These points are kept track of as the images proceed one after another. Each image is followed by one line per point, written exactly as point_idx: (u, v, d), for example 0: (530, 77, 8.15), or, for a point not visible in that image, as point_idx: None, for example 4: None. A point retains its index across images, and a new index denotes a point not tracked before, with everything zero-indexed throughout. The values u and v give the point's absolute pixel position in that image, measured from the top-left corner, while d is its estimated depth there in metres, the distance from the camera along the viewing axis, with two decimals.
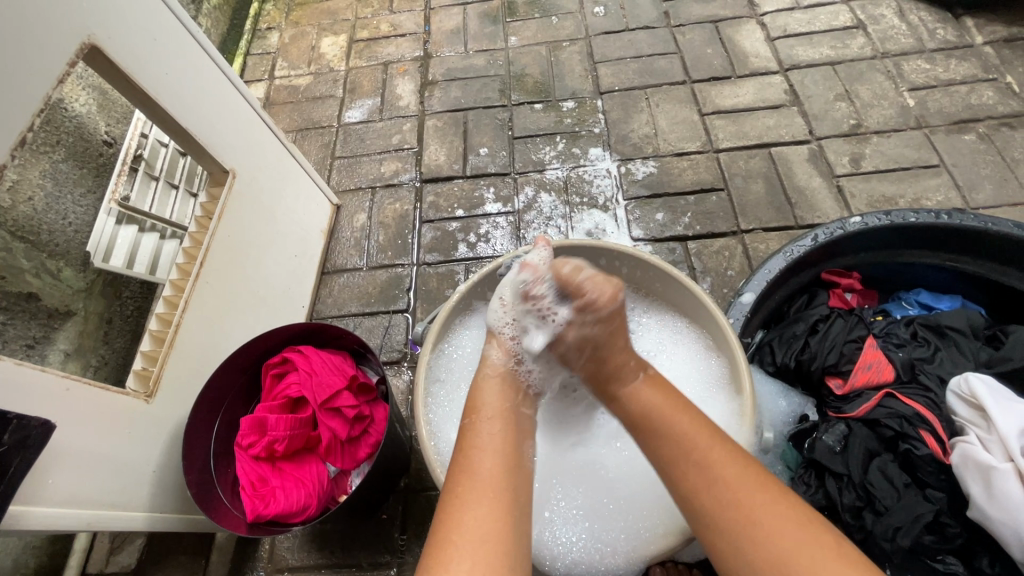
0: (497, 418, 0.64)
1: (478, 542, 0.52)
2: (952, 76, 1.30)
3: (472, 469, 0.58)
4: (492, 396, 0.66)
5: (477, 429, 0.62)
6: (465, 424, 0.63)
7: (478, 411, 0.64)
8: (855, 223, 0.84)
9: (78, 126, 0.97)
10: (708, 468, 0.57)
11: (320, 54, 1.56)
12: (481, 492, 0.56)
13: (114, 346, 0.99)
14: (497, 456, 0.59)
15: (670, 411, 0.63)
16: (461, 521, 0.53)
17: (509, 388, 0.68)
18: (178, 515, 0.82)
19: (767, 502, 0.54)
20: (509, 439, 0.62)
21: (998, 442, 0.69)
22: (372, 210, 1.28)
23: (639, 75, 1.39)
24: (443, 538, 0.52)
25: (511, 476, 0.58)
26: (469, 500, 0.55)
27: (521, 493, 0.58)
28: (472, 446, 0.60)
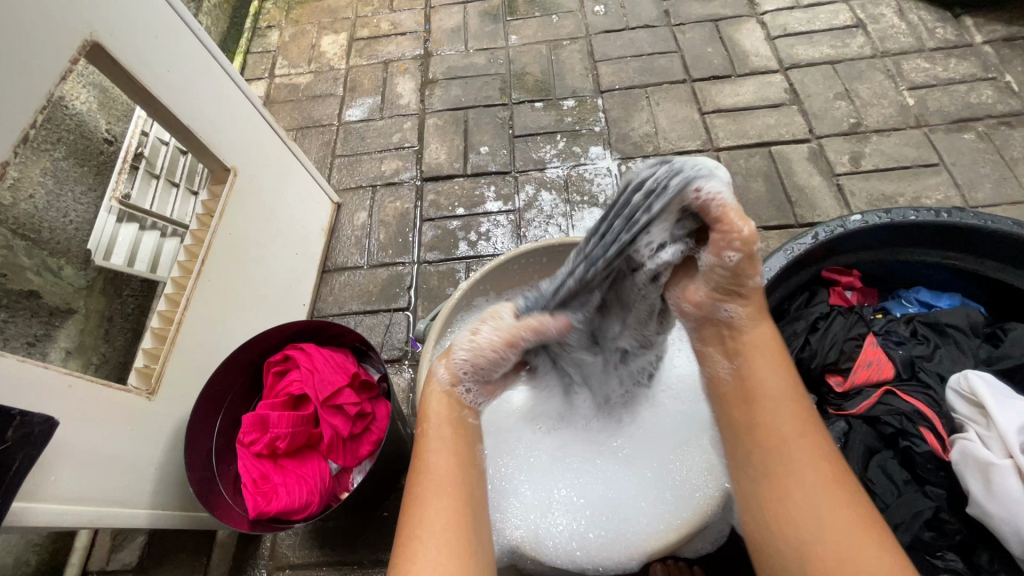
0: (445, 425, 0.61)
1: (436, 557, 0.51)
2: (951, 75, 1.30)
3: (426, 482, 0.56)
4: (443, 403, 0.62)
5: (431, 438, 0.59)
6: (418, 433, 0.61)
7: (429, 418, 0.61)
8: (855, 221, 0.84)
9: (79, 124, 0.96)
10: (782, 437, 0.55)
11: (321, 52, 1.56)
12: (438, 505, 0.54)
13: (114, 344, 0.99)
14: (447, 465, 0.57)
15: (774, 368, 0.58)
16: (419, 541, 0.52)
17: (456, 399, 0.63)
18: (180, 512, 0.82)
19: (830, 494, 0.52)
20: (459, 445, 0.60)
21: (998, 439, 0.70)
22: (373, 209, 1.28)
23: (639, 74, 1.39)
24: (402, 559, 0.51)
25: (467, 481, 0.57)
26: (423, 517, 0.53)
27: (476, 497, 0.57)
28: (425, 458, 0.58)
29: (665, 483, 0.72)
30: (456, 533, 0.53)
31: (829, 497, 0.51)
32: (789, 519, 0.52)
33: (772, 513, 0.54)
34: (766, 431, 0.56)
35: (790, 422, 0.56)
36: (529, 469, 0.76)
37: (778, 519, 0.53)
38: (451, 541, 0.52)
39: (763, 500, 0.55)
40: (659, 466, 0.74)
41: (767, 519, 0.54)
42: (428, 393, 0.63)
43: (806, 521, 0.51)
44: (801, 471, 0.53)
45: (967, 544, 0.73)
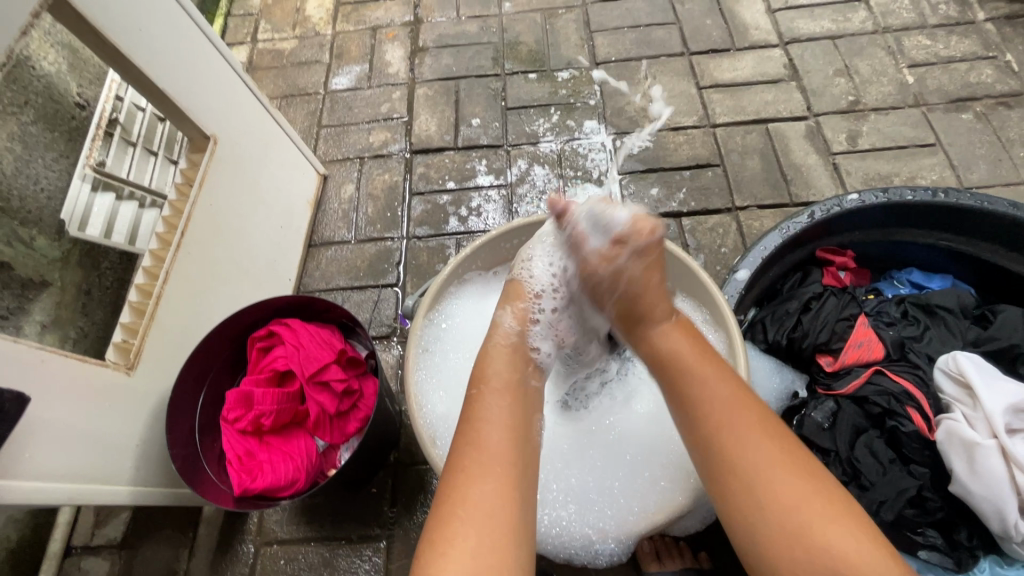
0: (506, 391, 0.61)
1: (483, 522, 0.51)
2: (952, 53, 1.28)
3: (479, 440, 0.56)
4: (500, 363, 0.64)
5: (488, 396, 0.60)
6: (473, 393, 0.61)
7: (487, 381, 0.62)
8: (852, 201, 0.83)
9: (47, 87, 0.87)
10: (733, 426, 0.56)
11: (306, 17, 1.49)
12: (483, 468, 0.54)
13: (93, 318, 0.94)
14: (506, 429, 0.58)
15: (699, 361, 0.60)
16: (464, 497, 0.52)
17: (518, 357, 0.65)
18: (163, 488, 0.81)
19: (791, 469, 0.53)
20: (515, 415, 0.59)
21: (982, 419, 0.71)
22: (361, 181, 1.24)
23: (636, 46, 1.35)
24: (448, 511, 0.52)
25: (517, 449, 0.57)
26: (477, 474, 0.53)
27: (528, 470, 0.56)
28: (480, 418, 0.58)
29: (654, 466, 0.72)
30: (500, 499, 0.52)
31: (799, 494, 0.52)
32: (772, 524, 0.52)
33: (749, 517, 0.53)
34: (718, 423, 0.57)
35: (734, 401, 0.57)
36: None
37: (772, 536, 0.51)
38: (501, 507, 0.52)
39: (728, 498, 0.55)
40: (646, 449, 0.74)
41: (740, 522, 0.53)
42: (488, 349, 0.66)
43: (776, 509, 0.52)
44: (766, 457, 0.54)
45: (947, 521, 0.75)
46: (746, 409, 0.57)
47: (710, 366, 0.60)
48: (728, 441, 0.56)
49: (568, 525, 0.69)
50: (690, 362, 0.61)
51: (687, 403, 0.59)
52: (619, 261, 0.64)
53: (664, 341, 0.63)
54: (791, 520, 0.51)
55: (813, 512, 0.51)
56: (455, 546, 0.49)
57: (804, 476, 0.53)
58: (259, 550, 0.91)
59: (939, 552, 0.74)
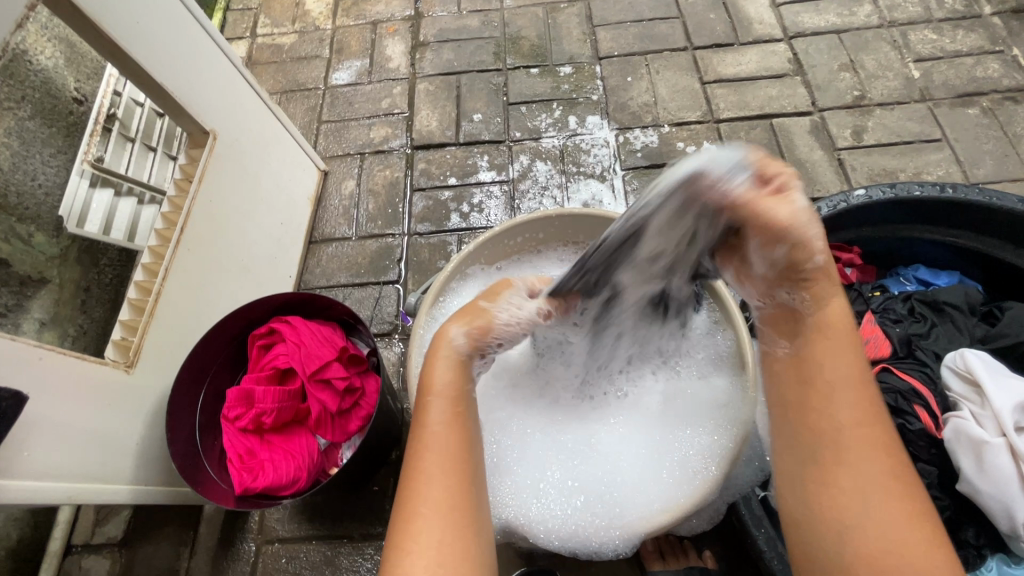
0: (451, 399, 0.57)
1: (435, 538, 0.50)
2: (959, 47, 1.26)
3: (431, 444, 0.55)
4: (449, 371, 0.58)
5: (432, 407, 0.57)
6: (421, 403, 0.57)
7: (432, 390, 0.57)
8: (859, 196, 0.82)
9: (44, 81, 0.88)
10: (839, 415, 0.54)
11: (305, 11, 1.48)
12: (438, 472, 0.53)
13: (92, 316, 0.94)
14: (454, 438, 0.55)
15: (842, 350, 0.55)
16: (420, 502, 0.51)
17: (464, 366, 0.59)
18: (163, 487, 0.80)
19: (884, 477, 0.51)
20: (461, 424, 0.57)
21: (991, 417, 0.70)
22: (361, 177, 1.23)
23: (639, 40, 1.34)
24: (400, 527, 0.51)
25: (469, 449, 0.56)
26: (424, 489, 0.52)
27: (476, 481, 0.55)
28: (426, 429, 0.55)
29: (663, 467, 0.71)
30: (457, 501, 0.52)
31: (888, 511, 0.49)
32: (845, 523, 0.50)
33: (825, 505, 0.52)
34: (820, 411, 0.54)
35: (854, 394, 0.54)
36: (521, 444, 0.75)
37: (839, 533, 0.50)
38: (449, 520, 0.51)
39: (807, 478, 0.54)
40: (652, 448, 0.74)
41: (816, 509, 0.52)
42: (437, 358, 0.59)
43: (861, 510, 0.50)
44: (862, 456, 0.52)
45: (955, 521, 0.74)
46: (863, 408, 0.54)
47: (852, 356, 0.55)
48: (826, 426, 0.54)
49: (572, 522, 0.68)
50: (824, 342, 0.56)
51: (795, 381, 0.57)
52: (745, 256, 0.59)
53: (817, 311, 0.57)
54: (865, 525, 0.49)
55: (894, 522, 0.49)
56: (407, 563, 0.49)
57: (894, 487, 0.51)
58: (260, 548, 0.90)
59: None
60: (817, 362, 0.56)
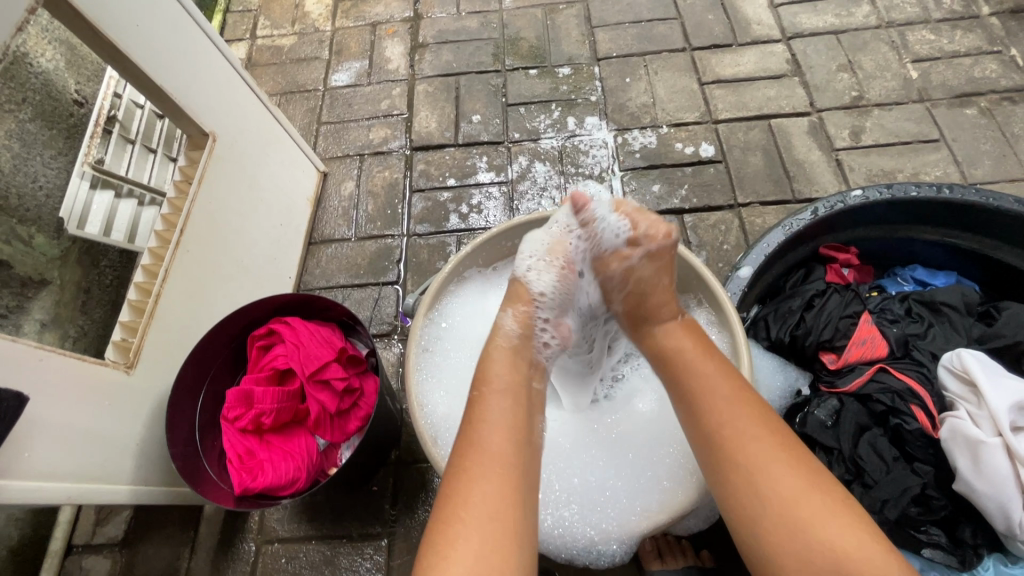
0: (509, 393, 0.60)
1: (484, 527, 0.50)
2: (957, 47, 1.27)
3: (481, 442, 0.55)
4: (502, 369, 0.62)
5: (489, 400, 0.59)
6: (476, 395, 0.60)
7: (489, 382, 0.61)
8: (856, 197, 0.82)
9: (45, 84, 0.89)
10: (739, 428, 0.56)
11: (305, 13, 1.48)
12: (490, 466, 0.54)
13: (93, 317, 0.94)
14: (509, 431, 0.57)
15: (695, 352, 0.63)
16: (467, 498, 0.52)
17: (518, 359, 0.64)
18: (162, 487, 0.80)
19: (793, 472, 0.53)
20: (518, 417, 0.58)
21: (987, 417, 0.70)
22: (361, 178, 1.23)
23: (638, 41, 1.34)
24: (449, 515, 0.51)
25: (521, 451, 0.56)
26: (477, 478, 0.53)
27: (529, 473, 0.56)
28: (483, 420, 0.57)
29: (657, 466, 0.72)
30: (505, 502, 0.52)
31: (787, 479, 0.52)
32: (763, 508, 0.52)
33: (739, 496, 0.54)
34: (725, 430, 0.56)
35: (740, 404, 0.57)
36: None
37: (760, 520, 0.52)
38: (500, 509, 0.51)
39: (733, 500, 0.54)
40: (648, 449, 0.74)
41: (732, 504, 0.54)
42: (491, 352, 0.64)
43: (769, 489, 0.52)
44: (771, 460, 0.54)
45: (951, 520, 0.74)
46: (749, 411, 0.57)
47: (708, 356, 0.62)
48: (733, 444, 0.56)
49: (569, 523, 0.68)
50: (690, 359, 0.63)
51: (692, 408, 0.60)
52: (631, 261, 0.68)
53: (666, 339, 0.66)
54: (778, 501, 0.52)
55: (824, 516, 0.50)
56: (454, 551, 0.49)
57: (805, 478, 0.53)
58: (260, 548, 0.91)
59: (942, 550, 0.74)
60: (686, 374, 0.61)
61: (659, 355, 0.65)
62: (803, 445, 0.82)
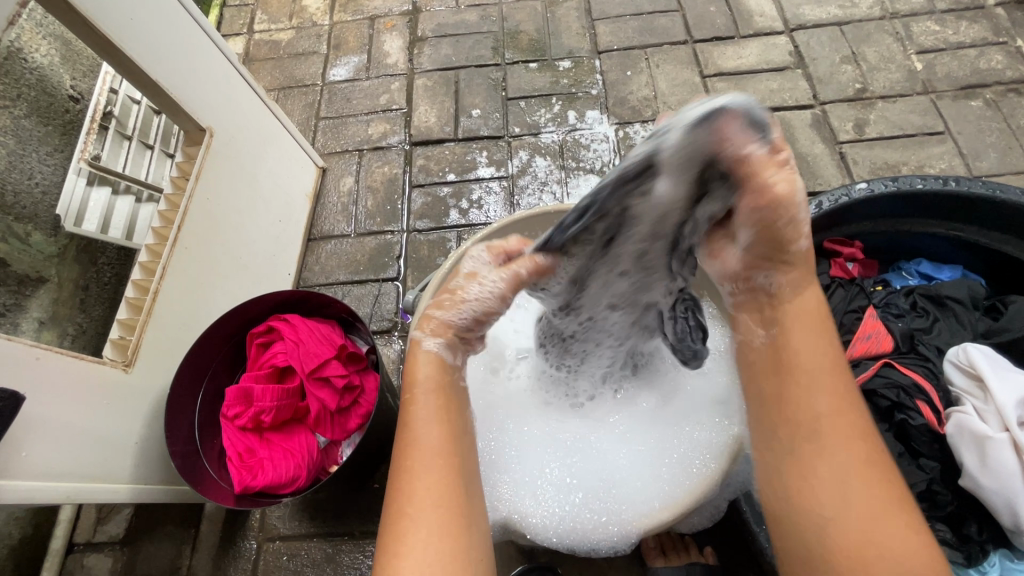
0: (436, 390, 0.57)
1: (428, 524, 0.50)
2: (962, 38, 1.25)
3: (414, 446, 0.53)
4: (437, 367, 0.59)
5: (418, 402, 0.56)
6: (406, 398, 0.57)
7: (417, 384, 0.57)
8: (861, 190, 0.81)
9: (41, 79, 0.87)
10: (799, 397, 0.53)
11: (303, 7, 1.47)
12: (427, 471, 0.52)
13: (92, 314, 0.94)
14: (441, 427, 0.55)
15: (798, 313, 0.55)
16: (410, 501, 0.51)
17: None
18: (162, 486, 0.80)
19: (847, 447, 0.51)
20: (447, 411, 0.57)
21: (995, 413, 0.69)
22: (360, 174, 1.22)
23: (639, 34, 1.33)
24: (398, 518, 0.50)
25: (457, 451, 0.55)
26: (417, 479, 0.51)
27: (465, 467, 0.55)
28: (412, 421, 0.55)
29: (660, 462, 0.71)
30: (449, 499, 0.51)
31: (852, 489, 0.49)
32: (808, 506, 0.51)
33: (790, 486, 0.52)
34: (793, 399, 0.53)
35: (814, 378, 0.53)
36: (518, 443, 0.75)
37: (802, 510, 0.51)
38: (446, 506, 0.51)
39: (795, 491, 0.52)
40: (652, 445, 0.73)
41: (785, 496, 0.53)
42: (418, 355, 0.59)
43: (819, 485, 0.50)
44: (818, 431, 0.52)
45: (958, 516, 0.74)
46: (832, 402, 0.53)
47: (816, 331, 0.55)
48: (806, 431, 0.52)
49: (572, 522, 0.68)
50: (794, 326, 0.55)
51: (768, 370, 0.56)
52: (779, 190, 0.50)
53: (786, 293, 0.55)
54: (823, 500, 0.50)
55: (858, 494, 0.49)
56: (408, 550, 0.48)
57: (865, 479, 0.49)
58: (261, 546, 0.91)
59: (949, 546, 0.73)
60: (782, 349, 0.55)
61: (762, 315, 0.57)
62: None
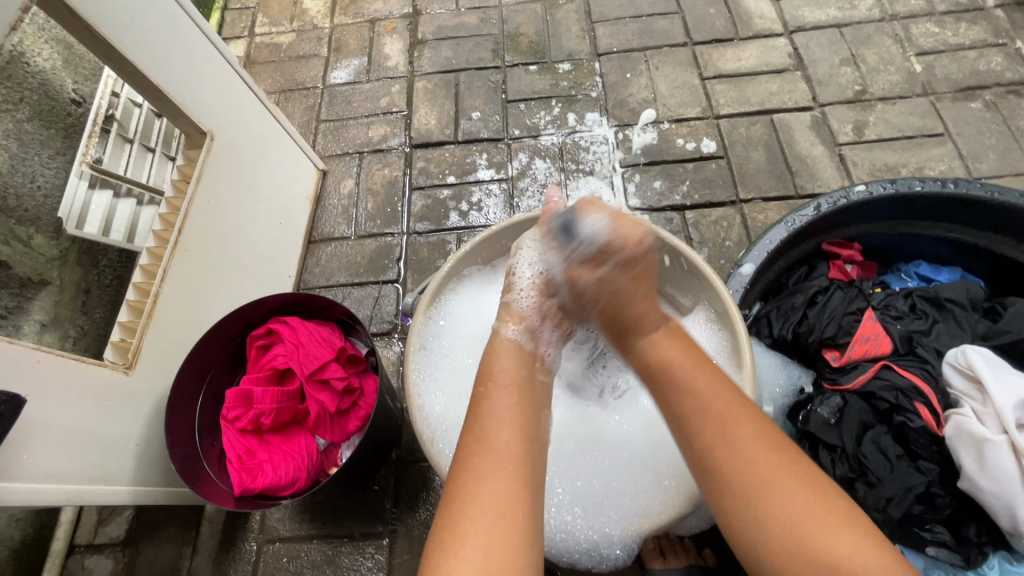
0: (512, 387, 0.60)
1: (486, 521, 0.50)
2: (961, 40, 1.25)
3: (487, 440, 0.55)
4: (509, 362, 0.63)
5: (493, 397, 0.59)
6: (481, 391, 0.60)
7: (493, 377, 0.61)
8: (859, 192, 0.81)
9: (43, 83, 0.89)
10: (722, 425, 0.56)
11: (303, 10, 1.47)
12: (495, 467, 0.54)
13: (93, 317, 0.95)
14: (514, 426, 0.57)
15: (682, 360, 0.61)
16: (476, 495, 0.52)
17: (522, 356, 0.65)
18: (162, 487, 0.80)
19: (779, 461, 0.54)
20: (523, 411, 0.59)
21: (993, 415, 0.70)
22: (361, 176, 1.23)
23: (639, 36, 1.33)
24: (457, 511, 0.51)
25: (529, 451, 0.56)
26: (485, 473, 0.53)
27: (535, 467, 0.56)
28: (487, 414, 0.58)
29: (660, 465, 0.71)
30: (509, 498, 0.52)
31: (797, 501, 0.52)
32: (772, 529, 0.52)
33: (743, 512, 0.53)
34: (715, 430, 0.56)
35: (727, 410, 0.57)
36: None
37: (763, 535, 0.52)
38: (508, 505, 0.52)
39: (730, 519, 0.54)
40: (651, 447, 0.73)
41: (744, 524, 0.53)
42: (496, 348, 0.65)
43: (772, 505, 0.52)
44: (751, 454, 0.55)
45: (956, 519, 0.74)
46: (744, 413, 0.57)
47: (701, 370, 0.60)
48: (725, 454, 0.55)
49: (573, 527, 0.68)
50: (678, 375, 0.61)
51: (676, 413, 0.59)
52: (604, 270, 0.65)
53: (651, 351, 0.63)
54: (780, 517, 0.52)
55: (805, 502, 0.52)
56: (463, 544, 0.49)
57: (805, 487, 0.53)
58: (261, 548, 0.91)
59: (947, 549, 0.73)
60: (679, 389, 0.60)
61: (646, 367, 0.63)
62: (806, 441, 0.82)
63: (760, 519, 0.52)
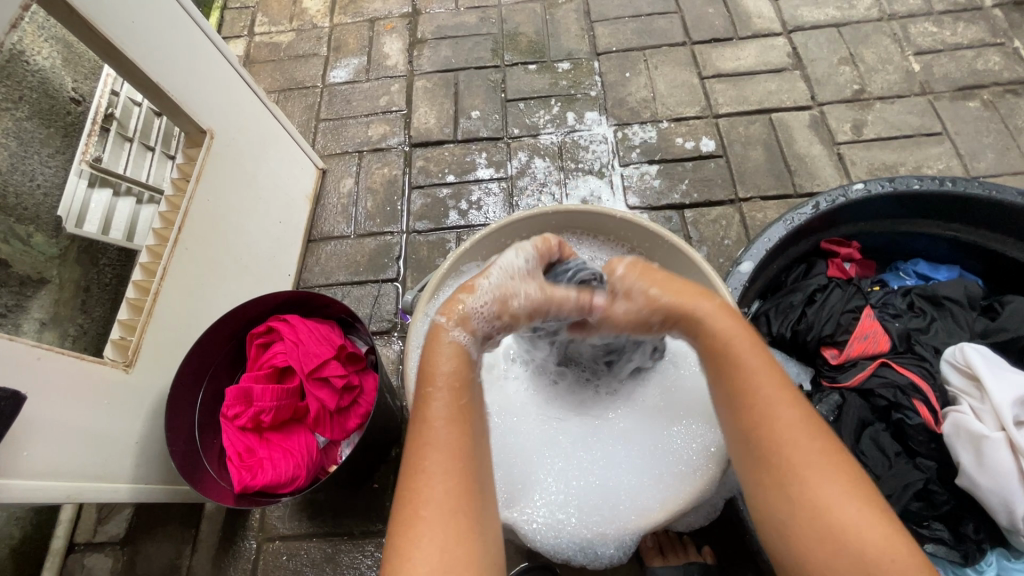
0: (453, 387, 0.58)
1: (437, 527, 0.50)
2: (959, 40, 1.26)
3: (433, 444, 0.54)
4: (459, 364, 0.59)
5: (434, 399, 0.56)
6: (423, 394, 0.57)
7: (434, 380, 0.57)
8: (858, 190, 0.81)
9: (43, 82, 0.88)
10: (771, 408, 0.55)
11: (303, 9, 1.47)
12: (440, 472, 0.52)
13: (93, 315, 0.95)
14: (456, 425, 0.55)
15: (739, 338, 0.59)
16: (423, 501, 0.51)
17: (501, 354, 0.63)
18: (163, 485, 0.80)
19: (828, 453, 0.53)
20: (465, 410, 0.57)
21: (991, 412, 0.70)
22: (360, 175, 1.23)
23: (638, 35, 1.33)
24: (408, 519, 0.51)
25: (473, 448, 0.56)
26: (430, 480, 0.52)
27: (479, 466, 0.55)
28: (431, 418, 0.55)
29: (656, 464, 0.71)
30: (459, 500, 0.52)
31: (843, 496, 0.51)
32: (813, 525, 0.50)
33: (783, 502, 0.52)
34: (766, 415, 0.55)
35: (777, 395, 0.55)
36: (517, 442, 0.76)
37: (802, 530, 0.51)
38: (458, 508, 0.51)
39: (767, 504, 0.54)
40: (648, 446, 0.74)
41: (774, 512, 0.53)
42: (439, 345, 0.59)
43: (813, 495, 0.51)
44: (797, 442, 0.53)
45: (955, 515, 0.74)
46: (796, 403, 0.55)
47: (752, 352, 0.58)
48: (776, 438, 0.54)
49: (566, 525, 0.67)
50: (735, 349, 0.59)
51: (728, 391, 0.58)
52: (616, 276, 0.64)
53: (709, 326, 0.60)
54: (821, 511, 0.50)
55: (855, 502, 0.50)
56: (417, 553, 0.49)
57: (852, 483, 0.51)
58: (261, 546, 0.91)
59: (945, 545, 0.74)
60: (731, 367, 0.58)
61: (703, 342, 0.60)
62: None
63: (798, 509, 0.51)
